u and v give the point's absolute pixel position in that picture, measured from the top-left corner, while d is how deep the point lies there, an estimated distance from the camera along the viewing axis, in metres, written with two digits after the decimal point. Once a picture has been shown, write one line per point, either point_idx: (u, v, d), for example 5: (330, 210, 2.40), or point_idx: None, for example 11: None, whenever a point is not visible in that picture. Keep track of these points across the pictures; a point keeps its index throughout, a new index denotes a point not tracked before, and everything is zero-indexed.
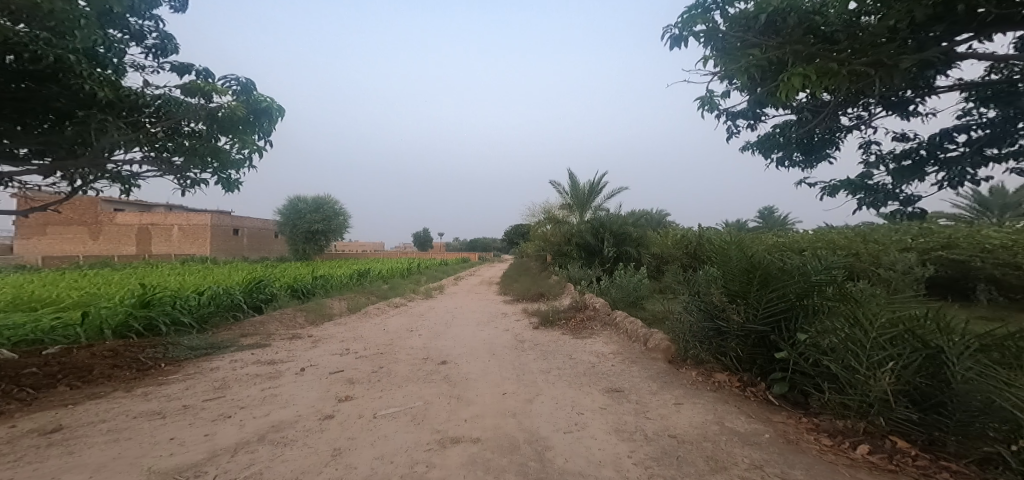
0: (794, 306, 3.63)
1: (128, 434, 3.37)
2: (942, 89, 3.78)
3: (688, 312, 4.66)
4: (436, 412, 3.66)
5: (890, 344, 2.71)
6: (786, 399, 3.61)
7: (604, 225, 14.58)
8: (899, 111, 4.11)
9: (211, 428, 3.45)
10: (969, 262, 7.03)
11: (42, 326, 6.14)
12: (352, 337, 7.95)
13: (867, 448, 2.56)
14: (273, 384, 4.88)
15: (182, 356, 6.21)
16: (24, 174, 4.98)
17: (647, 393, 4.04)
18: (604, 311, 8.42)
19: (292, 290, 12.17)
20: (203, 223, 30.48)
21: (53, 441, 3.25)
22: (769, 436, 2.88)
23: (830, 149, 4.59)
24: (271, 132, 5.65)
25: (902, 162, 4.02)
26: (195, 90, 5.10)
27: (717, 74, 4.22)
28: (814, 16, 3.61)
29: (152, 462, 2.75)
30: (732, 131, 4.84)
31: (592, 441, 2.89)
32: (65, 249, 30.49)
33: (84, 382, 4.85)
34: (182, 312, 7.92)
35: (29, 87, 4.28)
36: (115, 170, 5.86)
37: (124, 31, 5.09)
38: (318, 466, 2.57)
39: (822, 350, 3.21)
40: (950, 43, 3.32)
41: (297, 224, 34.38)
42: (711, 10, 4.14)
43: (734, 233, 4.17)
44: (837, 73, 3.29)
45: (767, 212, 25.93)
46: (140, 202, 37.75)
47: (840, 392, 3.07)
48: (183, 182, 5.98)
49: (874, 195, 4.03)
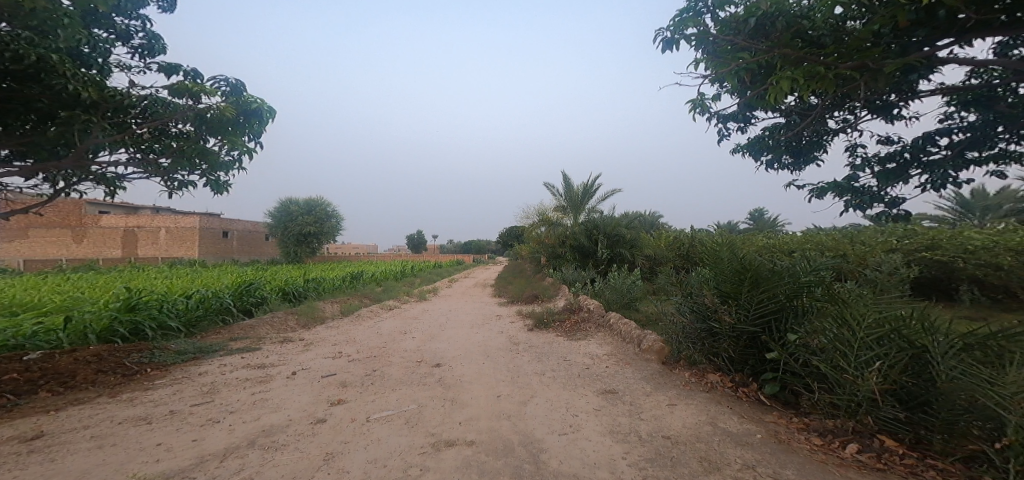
0: (784, 307, 3.68)
1: (114, 440, 3.30)
2: (925, 92, 3.87)
3: (680, 313, 4.69)
4: (431, 415, 3.65)
5: (877, 344, 2.76)
6: (777, 399, 3.66)
7: (597, 228, 14.82)
8: (884, 115, 4.19)
9: (200, 433, 3.39)
10: (952, 263, 7.20)
11: (23, 331, 5.98)
12: (344, 340, 7.87)
13: (856, 447, 2.61)
14: (264, 388, 4.83)
15: (169, 361, 6.10)
16: (4, 176, 4.86)
17: (641, 395, 4.07)
18: (598, 313, 8.46)
19: (284, 294, 12.04)
20: (191, 225, 30.01)
21: (35, 448, 3.17)
22: (761, 436, 2.92)
23: (819, 151, 4.67)
24: (261, 133, 5.60)
25: (887, 164, 4.10)
26: (183, 91, 5.02)
27: (709, 77, 4.28)
28: (802, 20, 3.67)
29: (138, 467, 2.70)
30: (723, 133, 4.90)
31: (587, 443, 2.91)
32: (47, 253, 29.72)
33: (67, 388, 4.73)
34: (169, 316, 7.77)
35: (11, 87, 4.21)
36: (100, 172, 5.74)
37: (109, 31, 5.00)
38: (310, 471, 2.55)
39: (811, 350, 3.26)
40: (932, 48, 3.41)
41: (289, 227, 34.07)
42: (702, 14, 4.20)
43: (726, 234, 4.20)
44: (824, 76, 3.35)
45: (758, 213, 26.28)
46: (127, 205, 37.15)
47: (829, 392, 3.11)
48: (171, 184, 5.89)
49: (861, 197, 4.10)
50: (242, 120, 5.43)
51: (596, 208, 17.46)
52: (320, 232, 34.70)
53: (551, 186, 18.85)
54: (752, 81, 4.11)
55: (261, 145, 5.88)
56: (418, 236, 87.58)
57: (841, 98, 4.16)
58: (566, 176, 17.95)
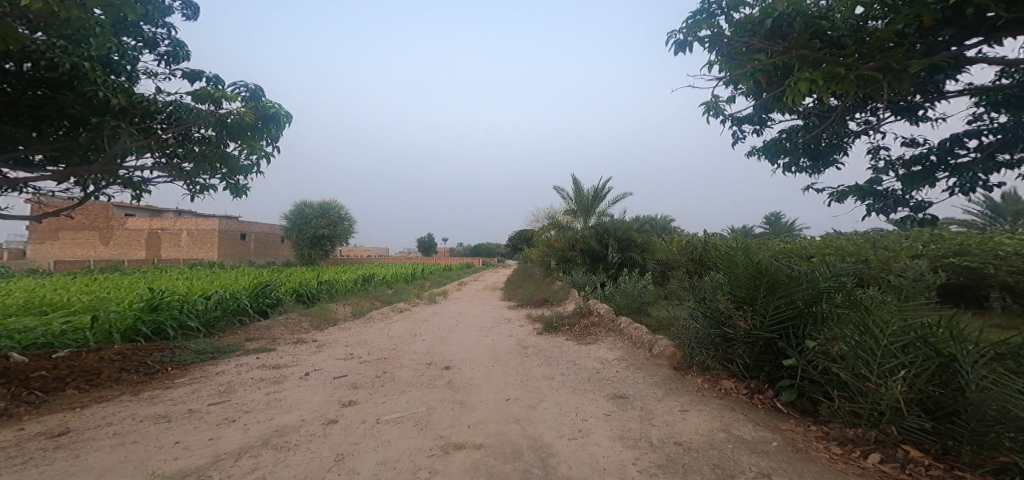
0: (802, 313, 3.59)
1: (134, 437, 3.38)
2: (952, 93, 3.72)
3: (693, 319, 4.60)
4: (440, 418, 3.63)
5: (901, 352, 2.65)
6: (794, 406, 3.56)
7: (607, 231, 14.73)
8: (908, 116, 4.04)
9: (215, 432, 3.45)
10: (982, 269, 6.91)
11: (53, 330, 6.23)
12: (355, 341, 7.96)
13: (878, 457, 2.51)
14: (277, 388, 4.89)
15: (189, 359, 6.27)
16: (38, 180, 5.09)
17: (653, 400, 3.99)
18: (608, 317, 8.36)
19: (298, 295, 12.20)
20: (211, 228, 30.87)
21: (61, 444, 3.27)
22: (777, 444, 2.83)
23: (839, 154, 4.54)
24: (279, 138, 5.77)
25: (912, 167, 3.95)
26: (205, 97, 5.18)
27: (723, 79, 4.22)
28: (821, 21, 3.59)
29: (157, 465, 2.76)
30: (738, 136, 4.79)
31: (597, 448, 2.86)
32: (77, 253, 30.93)
33: (92, 385, 4.90)
34: (189, 316, 7.98)
35: (45, 94, 4.40)
36: (127, 176, 5.97)
37: (137, 39, 5.22)
38: (321, 471, 2.56)
39: (831, 358, 3.16)
40: (959, 47, 3.29)
41: (303, 231, 34.82)
42: (716, 16, 4.14)
43: (740, 238, 4.12)
44: (845, 77, 3.25)
45: (774, 219, 25.72)
46: (152, 208, 38.72)
47: (850, 400, 3.01)
48: (193, 188, 6.10)
49: (884, 201, 3.95)
50: (260, 125, 5.59)
51: (606, 212, 17.36)
52: (332, 234, 35.26)
53: (559, 189, 18.82)
54: (768, 83, 4.03)
55: (278, 148, 6.03)
56: (429, 239, 88.00)
57: (863, 99, 4.04)
58: (576, 180, 17.96)
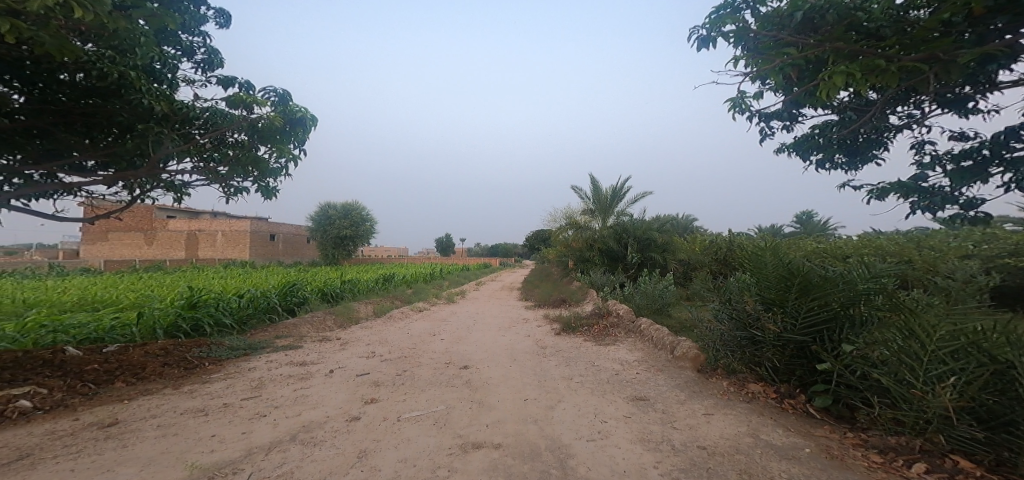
0: (837, 315, 3.43)
1: (175, 429, 3.57)
2: (1007, 83, 3.46)
3: (719, 321, 4.46)
4: (459, 417, 3.67)
5: (951, 358, 2.49)
6: (829, 412, 3.41)
7: (627, 232, 14.59)
8: (957, 109, 3.78)
9: (248, 426, 3.59)
10: None
11: (103, 325, 6.65)
12: (377, 340, 8.14)
13: (924, 467, 2.37)
14: (304, 385, 5.06)
15: (224, 355, 6.57)
16: (90, 184, 5.44)
17: (674, 403, 3.90)
18: (628, 318, 8.24)
19: (323, 294, 12.56)
20: (243, 229, 32.19)
21: (110, 434, 3.48)
22: (809, 450, 2.71)
23: (878, 149, 4.29)
24: (305, 140, 5.97)
25: (962, 162, 3.69)
26: (238, 102, 5.41)
27: (750, 74, 4.08)
28: (857, 11, 3.42)
29: (195, 457, 2.89)
30: (767, 132, 4.60)
31: (617, 450, 2.82)
32: (122, 253, 32.85)
33: (138, 378, 5.21)
34: (224, 313, 8.35)
35: (96, 103, 4.71)
36: (169, 179, 6.30)
37: (176, 48, 5.51)
38: (345, 467, 2.63)
39: (871, 362, 3.01)
40: (1015, 35, 3.06)
41: (328, 231, 35.83)
42: (742, 10, 4.00)
43: (768, 237, 3.96)
44: (886, 70, 3.09)
45: (805, 217, 24.56)
46: (190, 209, 40.73)
47: (892, 407, 2.86)
48: (228, 190, 6.38)
49: (930, 198, 3.70)
50: (288, 129, 5.80)
51: (626, 211, 17.09)
52: (355, 235, 36.17)
53: (578, 189, 18.57)
54: (800, 76, 3.87)
55: (305, 152, 6.24)
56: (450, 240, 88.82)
57: (906, 92, 3.82)
58: (594, 180, 17.78)
